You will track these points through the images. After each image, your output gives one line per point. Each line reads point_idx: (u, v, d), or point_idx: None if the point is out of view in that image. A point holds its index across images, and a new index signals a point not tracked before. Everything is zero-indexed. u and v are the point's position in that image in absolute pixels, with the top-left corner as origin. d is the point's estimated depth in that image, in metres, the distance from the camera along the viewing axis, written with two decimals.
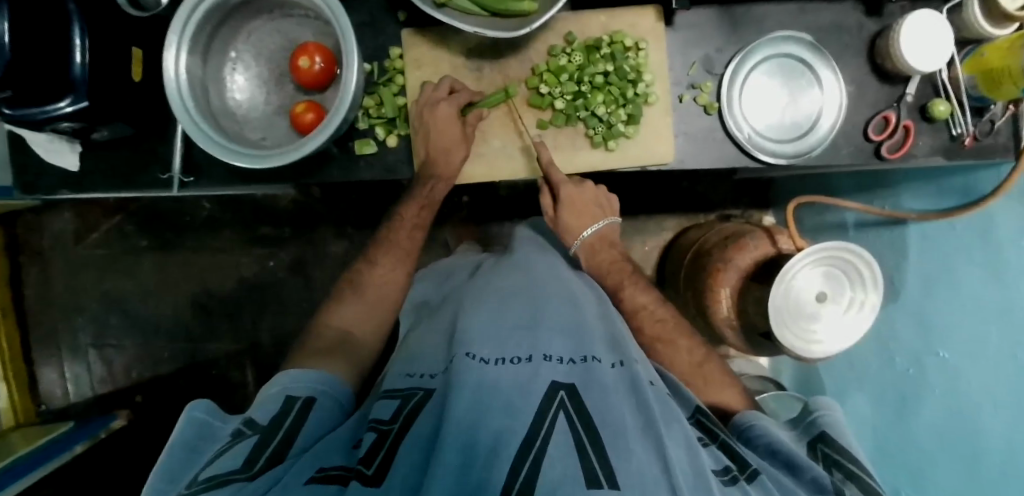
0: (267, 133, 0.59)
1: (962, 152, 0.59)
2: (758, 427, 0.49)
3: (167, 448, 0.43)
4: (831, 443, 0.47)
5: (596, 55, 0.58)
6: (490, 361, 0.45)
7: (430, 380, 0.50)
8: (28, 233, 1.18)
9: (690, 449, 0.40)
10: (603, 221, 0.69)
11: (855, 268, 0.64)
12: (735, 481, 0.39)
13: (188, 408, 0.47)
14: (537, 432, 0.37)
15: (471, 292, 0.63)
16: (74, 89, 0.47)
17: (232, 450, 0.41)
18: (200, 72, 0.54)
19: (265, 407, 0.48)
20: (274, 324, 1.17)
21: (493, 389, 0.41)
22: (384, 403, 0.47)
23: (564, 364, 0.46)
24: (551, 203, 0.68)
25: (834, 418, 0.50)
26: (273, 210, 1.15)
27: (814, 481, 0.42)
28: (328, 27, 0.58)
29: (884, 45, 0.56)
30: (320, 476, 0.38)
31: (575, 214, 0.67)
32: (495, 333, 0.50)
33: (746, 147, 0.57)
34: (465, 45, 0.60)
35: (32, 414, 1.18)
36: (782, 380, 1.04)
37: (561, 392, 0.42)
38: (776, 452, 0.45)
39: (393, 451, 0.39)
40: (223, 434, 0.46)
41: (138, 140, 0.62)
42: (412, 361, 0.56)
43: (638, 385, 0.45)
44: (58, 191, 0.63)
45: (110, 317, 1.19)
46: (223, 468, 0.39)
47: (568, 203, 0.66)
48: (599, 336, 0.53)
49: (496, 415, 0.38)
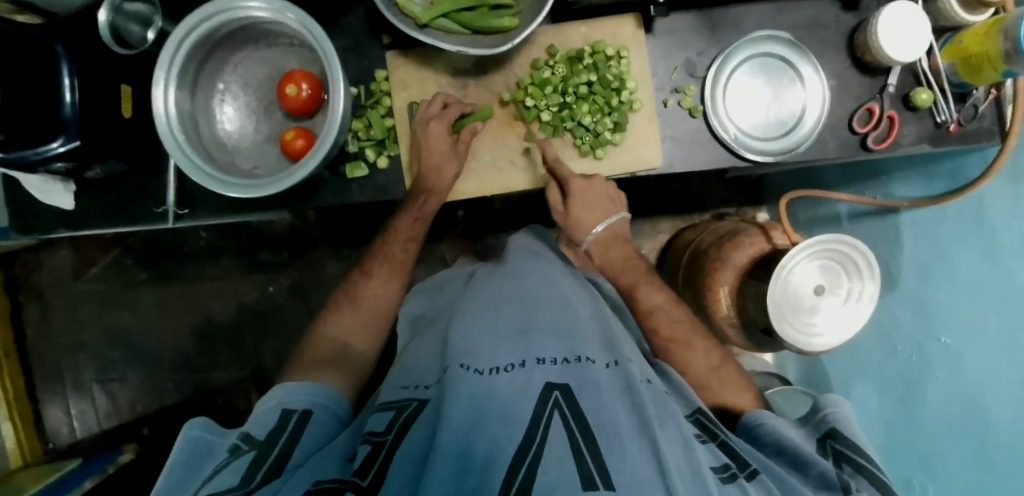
0: (258, 162, 0.60)
1: (948, 138, 0.59)
2: (764, 427, 0.49)
3: (167, 470, 0.44)
4: (841, 439, 0.48)
5: (578, 66, 0.58)
6: (484, 372, 0.46)
7: (424, 391, 0.50)
8: (27, 272, 1.18)
9: (686, 448, 0.40)
10: (615, 217, 0.62)
11: (850, 257, 0.64)
12: (734, 478, 0.39)
13: (186, 426, 0.47)
14: (534, 435, 0.38)
15: (465, 302, 0.63)
16: (65, 129, 0.48)
17: (228, 467, 0.41)
18: (189, 106, 0.55)
19: (261, 421, 0.48)
20: (277, 349, 1.17)
21: (488, 397, 0.42)
22: (379, 415, 0.47)
23: (558, 366, 0.46)
24: (557, 196, 0.61)
25: (844, 414, 0.51)
26: (270, 235, 1.16)
27: (819, 477, 0.42)
28: (312, 53, 0.59)
29: (863, 38, 0.57)
30: (315, 489, 0.38)
31: (587, 209, 0.59)
32: (489, 341, 0.51)
33: (732, 147, 0.58)
34: (449, 64, 0.60)
35: (39, 454, 1.18)
36: (788, 375, 1.04)
37: (555, 393, 0.43)
38: (783, 452, 0.46)
39: (388, 462, 0.39)
40: (220, 450, 0.45)
41: (132, 175, 0.63)
42: (407, 372, 0.56)
43: (633, 385, 0.45)
44: (57, 230, 0.64)
45: (113, 351, 1.19)
46: (220, 485, 0.39)
47: (579, 196, 0.59)
48: (594, 339, 0.53)
49: (491, 422, 0.39)
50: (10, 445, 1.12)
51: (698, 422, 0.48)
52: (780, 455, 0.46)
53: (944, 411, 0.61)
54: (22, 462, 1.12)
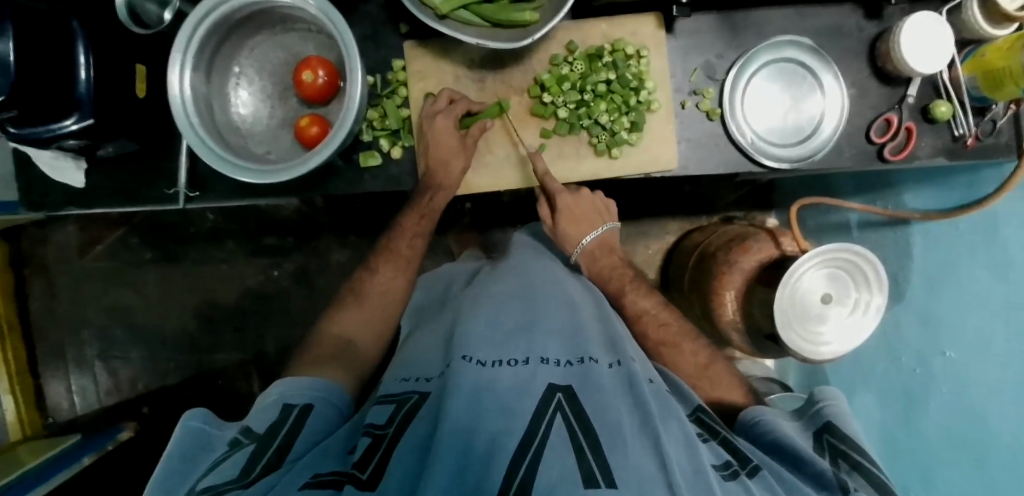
0: (271, 147, 0.59)
1: (964, 152, 0.59)
2: (762, 424, 0.49)
3: (165, 459, 0.44)
4: (836, 432, 0.48)
5: (597, 63, 0.58)
6: (488, 363, 0.46)
7: (425, 384, 0.50)
8: (33, 247, 1.19)
9: (689, 446, 0.40)
10: (603, 228, 0.69)
11: (858, 268, 0.64)
12: (735, 476, 0.39)
13: (186, 417, 0.48)
14: (536, 431, 0.38)
15: (469, 297, 0.63)
16: (79, 107, 0.48)
17: (228, 460, 0.41)
18: (204, 88, 0.55)
19: (261, 416, 0.48)
20: (280, 334, 1.17)
21: (489, 390, 0.42)
22: (379, 409, 0.47)
23: (561, 366, 0.47)
24: (547, 212, 0.67)
25: (837, 408, 0.51)
26: (277, 220, 1.16)
27: (818, 476, 0.43)
28: (330, 40, 0.58)
29: (885, 48, 0.56)
30: (315, 482, 0.38)
31: (574, 223, 0.66)
32: (493, 335, 0.51)
33: (749, 152, 0.57)
34: (467, 57, 0.60)
35: (39, 428, 1.18)
36: (788, 381, 1.04)
37: (557, 394, 0.42)
38: (782, 447, 0.46)
39: (388, 456, 0.39)
40: (220, 443, 0.46)
41: (143, 155, 0.62)
42: (410, 366, 0.56)
43: (635, 383, 0.45)
44: (65, 207, 0.64)
45: (116, 329, 1.20)
46: (221, 477, 0.39)
47: (568, 210, 0.65)
48: (596, 338, 0.54)
49: (493, 417, 0.39)
50: (10, 418, 1.12)
51: (700, 421, 0.48)
52: (780, 450, 0.46)
53: (949, 421, 0.61)
54: (22, 436, 1.13)
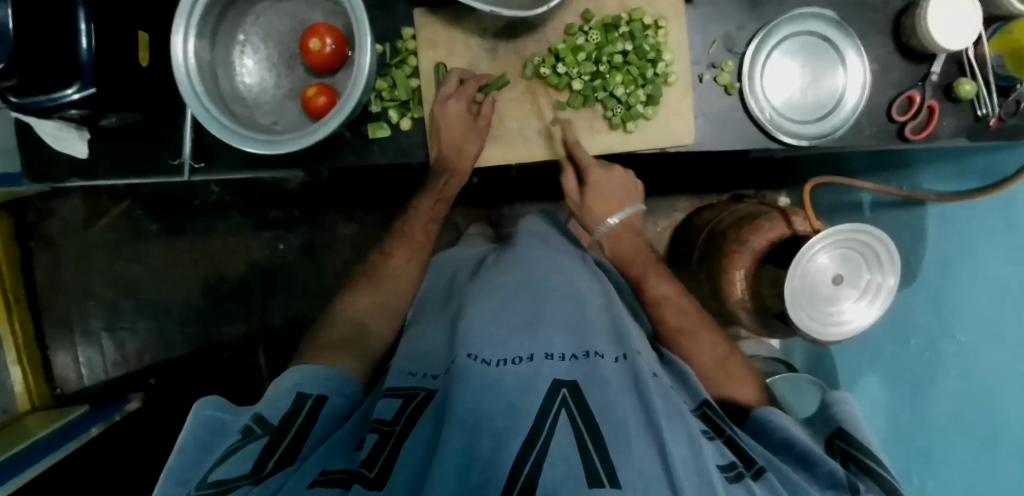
0: (278, 117, 0.58)
1: (987, 133, 0.57)
2: (771, 424, 0.49)
3: (179, 450, 0.44)
4: (850, 440, 0.48)
5: (614, 34, 0.56)
6: (492, 362, 0.46)
7: (432, 381, 0.51)
8: (37, 219, 1.18)
9: (693, 444, 0.40)
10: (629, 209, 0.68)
11: (872, 249, 0.63)
12: (740, 478, 0.39)
13: (198, 405, 0.47)
14: (541, 428, 0.39)
15: (475, 288, 0.63)
16: (81, 75, 0.46)
17: (241, 451, 0.41)
18: (208, 57, 0.53)
19: (272, 405, 0.48)
20: (285, 306, 1.18)
21: (497, 386, 0.43)
22: (387, 402, 0.47)
23: (566, 360, 0.48)
24: (573, 183, 0.67)
25: (849, 412, 0.51)
26: (282, 192, 1.15)
27: (828, 475, 0.43)
28: (337, 7, 0.57)
29: (911, 23, 0.54)
30: (324, 480, 0.38)
31: (602, 201, 0.67)
32: (496, 331, 0.51)
33: (767, 128, 0.56)
34: (480, 26, 0.58)
35: (48, 399, 1.20)
36: (793, 360, 1.04)
37: (563, 390, 0.43)
38: (790, 446, 0.46)
39: (397, 452, 0.40)
40: (233, 429, 0.46)
41: (148, 126, 0.61)
42: (414, 358, 0.56)
43: (641, 380, 0.46)
44: (69, 179, 0.63)
45: (121, 302, 1.20)
46: (234, 470, 0.39)
47: (597, 186, 0.65)
48: (604, 332, 0.54)
49: (496, 416, 0.40)
50: (19, 388, 1.13)
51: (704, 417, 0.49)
52: (790, 451, 0.46)
53: (954, 411, 0.62)
54: (30, 405, 1.14)
